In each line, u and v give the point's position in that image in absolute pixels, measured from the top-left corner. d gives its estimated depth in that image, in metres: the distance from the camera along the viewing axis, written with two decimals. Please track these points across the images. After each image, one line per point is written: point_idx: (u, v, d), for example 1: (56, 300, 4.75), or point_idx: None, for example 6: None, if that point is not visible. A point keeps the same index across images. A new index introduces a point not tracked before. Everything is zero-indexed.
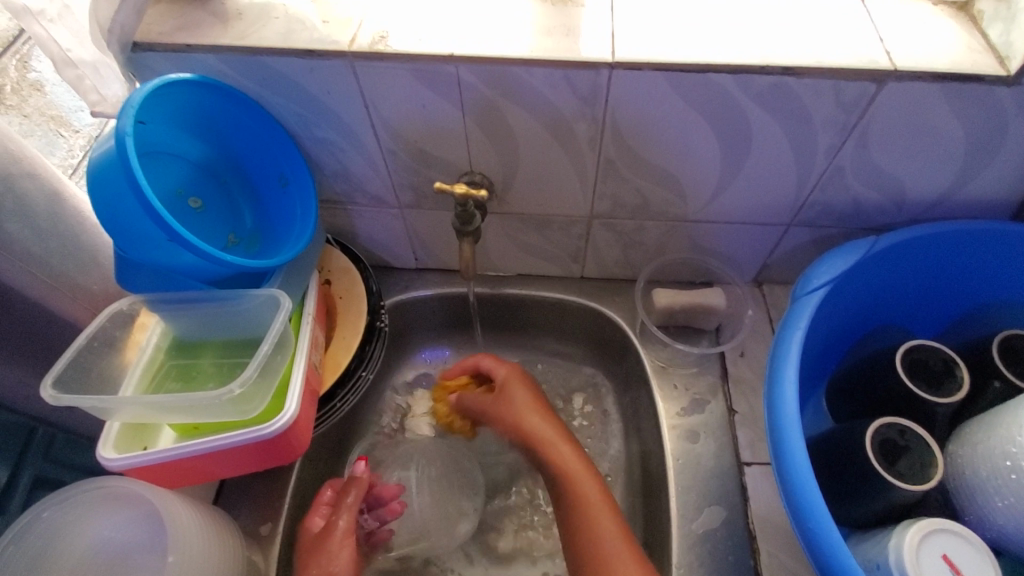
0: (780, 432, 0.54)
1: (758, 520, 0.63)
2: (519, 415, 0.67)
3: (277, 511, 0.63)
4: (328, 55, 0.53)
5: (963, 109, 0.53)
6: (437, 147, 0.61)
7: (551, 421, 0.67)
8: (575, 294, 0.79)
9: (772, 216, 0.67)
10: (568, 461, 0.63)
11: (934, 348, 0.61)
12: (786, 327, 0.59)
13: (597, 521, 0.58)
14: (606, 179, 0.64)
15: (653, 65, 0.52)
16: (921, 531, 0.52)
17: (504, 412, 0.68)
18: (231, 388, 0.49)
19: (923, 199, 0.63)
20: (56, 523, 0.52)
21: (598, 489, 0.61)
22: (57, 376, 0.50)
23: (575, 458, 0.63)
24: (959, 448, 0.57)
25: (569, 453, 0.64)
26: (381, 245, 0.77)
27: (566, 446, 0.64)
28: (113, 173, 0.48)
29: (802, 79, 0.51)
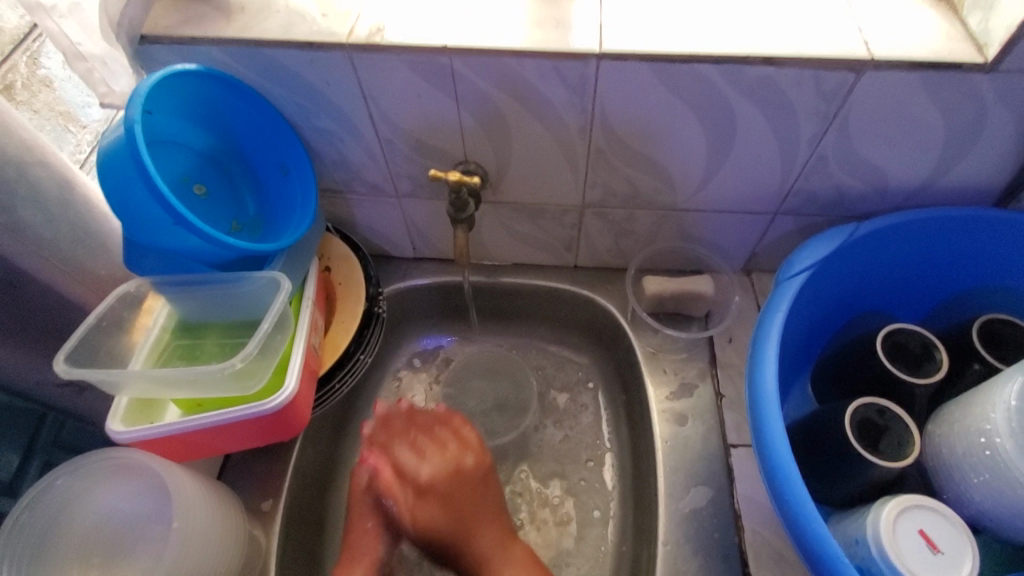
0: (762, 411, 0.56)
1: (743, 499, 0.64)
2: (419, 474, 0.70)
3: (278, 489, 0.65)
4: (327, 46, 0.55)
5: (940, 98, 0.55)
6: (432, 136, 0.64)
7: (474, 480, 0.70)
8: (568, 283, 0.81)
9: (758, 204, 0.69)
10: (467, 510, 0.68)
11: (915, 332, 0.63)
12: (770, 310, 0.61)
13: (485, 551, 0.66)
14: (596, 169, 0.66)
15: (639, 55, 0.53)
16: (898, 507, 0.54)
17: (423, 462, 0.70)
18: (233, 364, 0.51)
19: (905, 187, 0.65)
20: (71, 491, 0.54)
21: (496, 529, 0.68)
22: (69, 352, 0.52)
23: (483, 509, 0.68)
24: (938, 427, 0.59)
25: (468, 493, 0.69)
26: (379, 234, 0.79)
27: (474, 492, 0.69)
28: (121, 159, 0.50)
29: (783, 69, 0.53)
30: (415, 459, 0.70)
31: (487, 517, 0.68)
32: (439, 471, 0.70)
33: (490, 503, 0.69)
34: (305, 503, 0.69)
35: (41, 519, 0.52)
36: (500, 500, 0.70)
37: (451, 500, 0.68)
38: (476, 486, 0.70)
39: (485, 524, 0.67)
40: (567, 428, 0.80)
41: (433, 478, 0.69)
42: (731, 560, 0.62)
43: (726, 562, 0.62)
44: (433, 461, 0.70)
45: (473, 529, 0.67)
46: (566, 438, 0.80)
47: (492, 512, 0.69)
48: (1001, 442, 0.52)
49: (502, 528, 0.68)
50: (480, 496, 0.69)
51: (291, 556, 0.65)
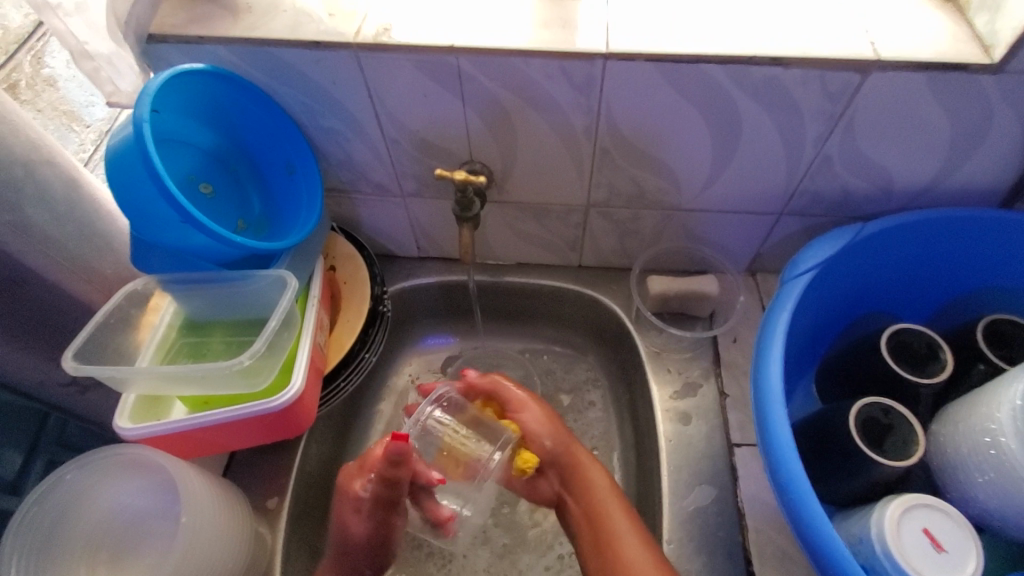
0: (767, 410, 0.56)
1: (747, 499, 0.65)
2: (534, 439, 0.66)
3: (283, 486, 0.65)
4: (334, 45, 0.55)
5: (946, 98, 0.55)
6: (438, 136, 0.64)
7: (540, 409, 0.68)
8: (572, 282, 0.81)
9: (763, 204, 0.69)
10: (593, 484, 0.63)
11: (919, 332, 0.63)
12: (774, 310, 0.61)
13: (624, 545, 0.57)
14: (601, 169, 0.66)
15: (646, 55, 0.54)
16: (902, 505, 0.54)
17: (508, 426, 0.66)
18: (241, 361, 0.52)
19: (910, 187, 0.65)
20: (81, 484, 0.55)
21: (606, 478, 0.64)
22: (76, 350, 0.53)
23: (614, 498, 0.62)
24: (942, 427, 0.59)
25: (599, 475, 0.64)
26: (383, 233, 0.79)
27: (599, 472, 0.64)
28: (130, 157, 0.50)
29: (789, 69, 0.53)
30: (535, 433, 0.66)
31: (592, 464, 0.65)
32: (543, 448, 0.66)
33: (622, 502, 0.62)
34: (311, 501, 0.69)
35: (53, 510, 0.53)
36: (616, 489, 0.64)
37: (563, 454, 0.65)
38: (575, 449, 0.66)
39: (624, 529, 0.59)
40: (571, 422, 0.81)
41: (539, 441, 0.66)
42: (735, 559, 0.62)
43: (730, 560, 0.62)
44: (536, 427, 0.66)
45: (614, 534, 0.59)
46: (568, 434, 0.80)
47: (624, 508, 0.61)
48: (1006, 442, 0.52)
49: (642, 537, 0.58)
50: (600, 470, 0.65)
51: (296, 554, 0.65)
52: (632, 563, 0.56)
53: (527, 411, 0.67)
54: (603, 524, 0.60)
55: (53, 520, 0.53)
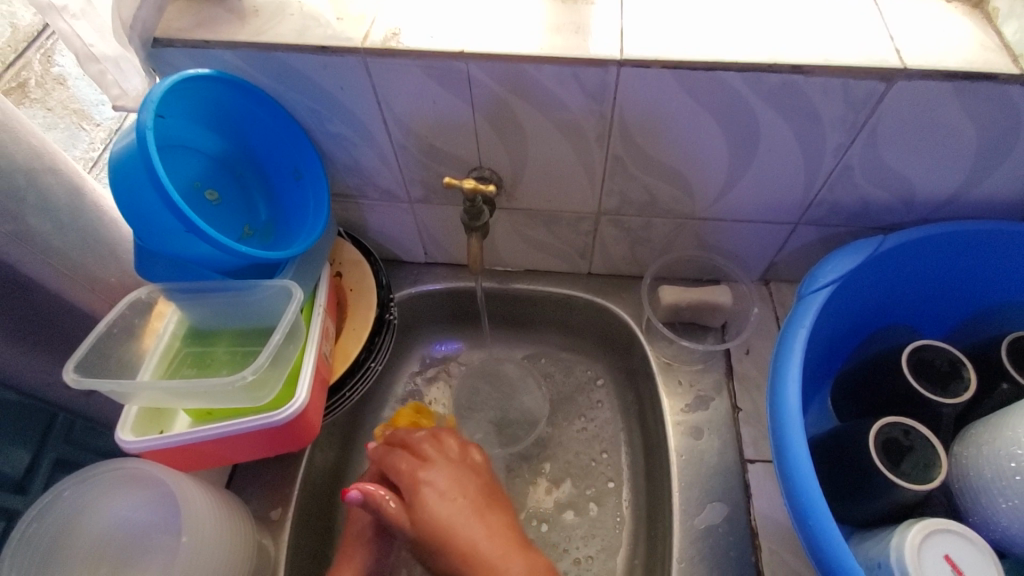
0: (782, 430, 0.54)
1: (760, 516, 0.63)
2: (416, 471, 0.66)
3: (287, 497, 0.65)
4: (341, 51, 0.54)
5: (974, 108, 0.53)
6: (447, 142, 0.62)
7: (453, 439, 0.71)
8: (581, 290, 0.80)
9: (780, 213, 0.67)
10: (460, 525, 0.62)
11: (941, 349, 0.61)
12: (791, 326, 0.59)
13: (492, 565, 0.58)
14: (613, 176, 0.64)
15: (660, 62, 0.52)
16: (923, 531, 0.52)
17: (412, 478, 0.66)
18: (243, 377, 0.51)
19: (932, 198, 0.63)
20: (76, 502, 0.54)
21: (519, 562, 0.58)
22: (78, 360, 0.52)
23: (523, 560, 0.59)
24: (965, 449, 0.58)
25: (459, 482, 0.66)
26: (391, 239, 0.78)
27: (501, 513, 0.64)
28: (132, 164, 0.49)
29: (810, 77, 0.52)
30: (425, 457, 0.68)
31: (474, 502, 0.64)
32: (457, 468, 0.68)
33: (517, 542, 0.61)
34: (315, 513, 0.68)
35: (50, 529, 0.53)
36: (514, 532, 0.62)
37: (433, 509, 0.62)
38: (489, 511, 0.64)
39: (507, 562, 0.58)
40: (579, 420, 0.81)
41: (438, 471, 0.66)
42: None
43: None
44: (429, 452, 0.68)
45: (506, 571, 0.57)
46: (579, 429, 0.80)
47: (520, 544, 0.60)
48: None
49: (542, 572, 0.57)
50: (487, 516, 0.63)
51: (300, 564, 0.64)
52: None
53: (425, 483, 0.65)
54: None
55: (51, 537, 0.53)
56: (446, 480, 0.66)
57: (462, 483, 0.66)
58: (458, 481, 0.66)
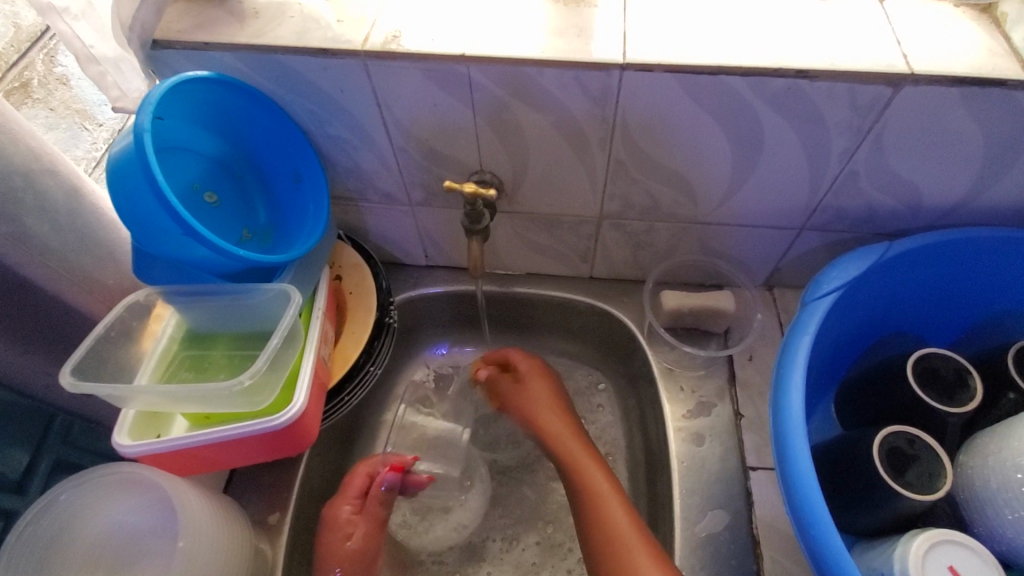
0: (785, 438, 0.53)
1: (762, 525, 0.62)
2: (528, 398, 0.73)
3: (285, 501, 0.64)
4: (341, 53, 0.53)
5: (983, 114, 0.52)
6: (448, 145, 0.62)
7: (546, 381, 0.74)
8: (583, 294, 0.79)
9: (785, 218, 0.66)
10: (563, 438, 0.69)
11: (946, 357, 0.60)
12: (795, 333, 0.59)
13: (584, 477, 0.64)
14: (615, 180, 0.64)
15: (664, 66, 0.51)
16: (928, 542, 0.51)
17: (523, 401, 0.73)
18: (241, 381, 0.50)
19: (938, 205, 0.62)
20: (82, 498, 0.55)
21: (608, 482, 0.63)
22: (75, 364, 0.52)
23: (584, 450, 0.67)
24: (970, 459, 0.57)
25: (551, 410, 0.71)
26: (391, 242, 0.78)
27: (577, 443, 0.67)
28: (130, 167, 0.49)
29: (816, 81, 0.51)
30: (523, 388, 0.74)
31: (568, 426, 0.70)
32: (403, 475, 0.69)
33: (593, 452, 0.67)
34: (313, 518, 0.68)
35: (53, 523, 0.53)
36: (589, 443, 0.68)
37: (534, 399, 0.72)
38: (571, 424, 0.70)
39: (598, 479, 0.63)
40: (580, 425, 0.80)
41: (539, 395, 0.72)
42: None
43: None
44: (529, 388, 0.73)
45: (589, 475, 0.64)
46: None
47: (597, 458, 0.66)
48: None
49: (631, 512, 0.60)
50: (559, 416, 0.71)
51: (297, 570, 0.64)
52: (614, 520, 0.59)
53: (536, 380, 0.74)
54: (580, 473, 0.65)
55: (52, 533, 0.53)
56: (548, 396, 0.72)
57: (553, 397, 0.73)
58: (549, 403, 0.72)
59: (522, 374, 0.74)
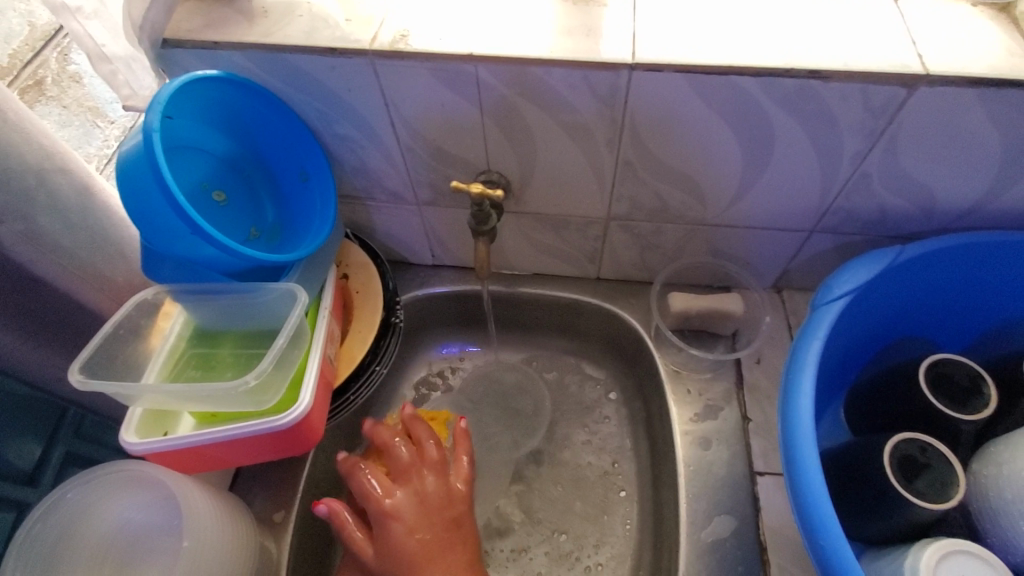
0: (793, 443, 0.53)
1: (769, 530, 0.62)
2: (421, 497, 0.64)
3: (291, 499, 0.65)
4: (349, 53, 0.53)
5: (1001, 115, 0.51)
6: (454, 145, 0.62)
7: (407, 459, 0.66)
8: (589, 295, 0.79)
9: (794, 220, 0.65)
10: (429, 568, 0.60)
11: (962, 363, 0.59)
12: (805, 337, 0.58)
13: None
14: (623, 182, 0.63)
15: (673, 66, 0.51)
16: (939, 551, 0.51)
17: (377, 517, 0.63)
18: (246, 382, 0.51)
19: (953, 208, 0.61)
20: (97, 492, 0.56)
21: None
22: (84, 362, 0.52)
23: (433, 556, 0.61)
24: (984, 467, 0.57)
25: (407, 499, 0.63)
26: (398, 241, 0.78)
27: (414, 539, 0.61)
28: (139, 166, 0.49)
29: (829, 82, 0.50)
30: (422, 479, 0.65)
31: (433, 536, 0.62)
32: (418, 502, 0.64)
33: (457, 558, 0.62)
34: (318, 516, 0.68)
35: (66, 514, 0.54)
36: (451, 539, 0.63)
37: (397, 510, 0.62)
38: (452, 534, 0.63)
39: None
40: (586, 426, 0.80)
41: (408, 520, 0.62)
42: None
43: None
44: (406, 464, 0.66)
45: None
46: (585, 434, 0.79)
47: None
48: None
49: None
50: (411, 496, 0.64)
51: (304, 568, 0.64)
52: None
53: (399, 491, 0.64)
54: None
55: (65, 524, 0.54)
56: (415, 510, 0.63)
57: (422, 506, 0.64)
58: (433, 506, 0.64)
59: (391, 479, 0.65)
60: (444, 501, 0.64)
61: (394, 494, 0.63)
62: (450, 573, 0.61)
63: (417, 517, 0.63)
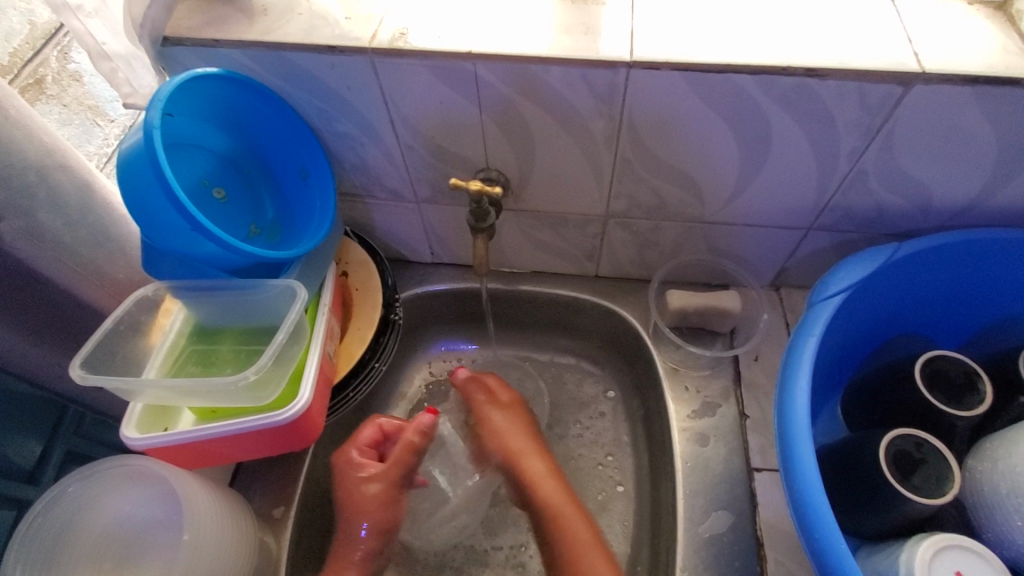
0: (790, 439, 0.53)
1: (765, 526, 0.62)
2: (504, 438, 0.71)
3: (290, 495, 0.65)
4: (349, 51, 0.53)
5: (997, 113, 0.51)
6: (454, 142, 0.62)
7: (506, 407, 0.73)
8: (588, 292, 0.79)
9: (792, 218, 0.65)
10: (537, 475, 0.68)
11: (957, 360, 0.59)
12: (802, 333, 0.58)
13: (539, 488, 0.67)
14: (622, 179, 0.64)
15: (671, 64, 0.51)
16: (934, 546, 0.51)
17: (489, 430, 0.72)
18: (246, 376, 0.51)
19: (950, 206, 0.61)
20: (97, 488, 0.56)
21: (557, 487, 0.67)
22: (84, 358, 0.52)
23: (546, 467, 0.68)
24: (979, 462, 0.57)
25: (514, 426, 0.71)
26: (397, 239, 0.78)
27: (536, 459, 0.69)
28: (139, 163, 0.49)
29: (825, 80, 0.50)
30: (505, 426, 0.71)
31: (536, 452, 0.70)
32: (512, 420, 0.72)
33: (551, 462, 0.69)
34: (317, 513, 0.68)
35: (67, 510, 0.55)
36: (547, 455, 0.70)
37: (490, 421, 0.72)
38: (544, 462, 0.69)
39: (572, 515, 0.64)
40: (584, 423, 0.80)
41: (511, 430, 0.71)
42: None
43: None
44: (502, 419, 0.72)
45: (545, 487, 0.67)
46: (583, 431, 0.79)
47: (572, 500, 0.66)
48: None
49: (589, 523, 0.64)
50: (513, 414, 0.73)
51: (302, 564, 0.64)
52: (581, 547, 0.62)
53: (495, 410, 0.73)
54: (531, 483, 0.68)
55: (65, 520, 0.54)
56: (516, 420, 0.72)
57: (519, 417, 0.73)
58: (517, 430, 0.71)
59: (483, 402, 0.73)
60: (522, 423, 0.72)
61: (489, 419, 0.72)
62: (560, 485, 0.67)
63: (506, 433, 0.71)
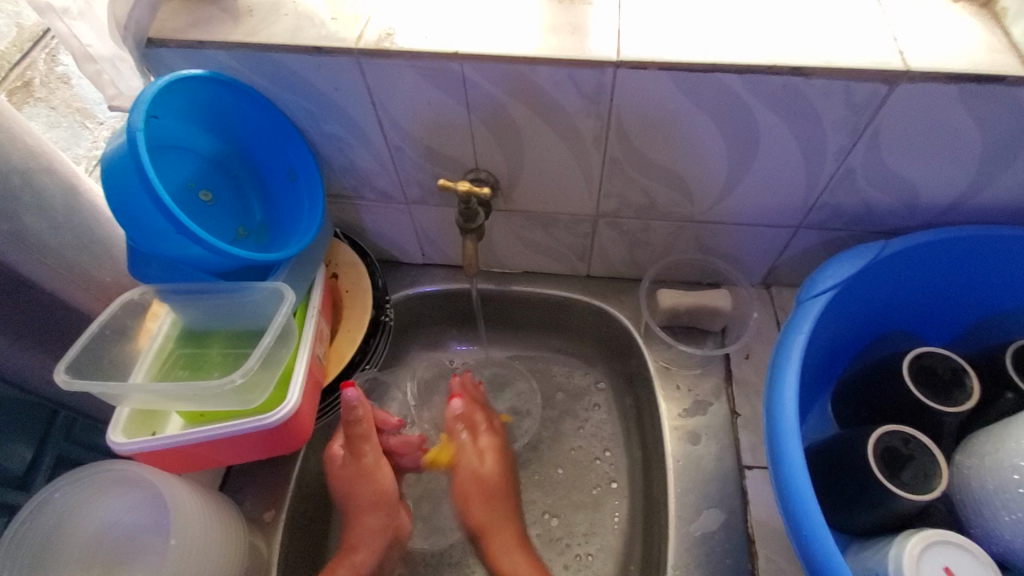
0: (779, 437, 0.53)
1: (757, 523, 0.62)
2: (479, 479, 0.72)
3: (280, 498, 0.65)
4: (335, 52, 0.53)
5: (981, 111, 0.51)
6: (443, 143, 0.62)
7: (490, 436, 0.74)
8: (580, 292, 0.79)
9: (781, 216, 0.66)
10: (489, 521, 0.69)
11: (943, 356, 0.60)
12: (790, 331, 0.58)
13: (496, 547, 0.68)
14: (611, 178, 0.64)
15: (658, 64, 0.51)
16: (923, 542, 0.51)
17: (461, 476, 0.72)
18: (233, 380, 0.51)
19: (936, 203, 0.62)
20: (85, 491, 0.56)
21: (518, 552, 0.67)
22: (69, 362, 0.52)
23: (505, 516, 0.70)
24: (967, 458, 0.57)
25: (490, 464, 0.72)
26: (388, 240, 0.78)
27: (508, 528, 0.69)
28: (123, 165, 0.49)
29: (811, 79, 0.51)
30: (481, 455, 0.73)
31: (502, 525, 0.69)
32: (490, 475, 0.72)
33: (518, 529, 0.69)
34: (309, 516, 0.68)
35: (54, 513, 0.54)
36: (512, 506, 0.71)
37: (470, 468, 0.72)
38: (496, 505, 0.70)
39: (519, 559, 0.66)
40: (577, 423, 0.80)
41: (489, 485, 0.71)
42: None
43: None
44: (473, 463, 0.72)
45: (501, 523, 0.69)
46: (577, 431, 0.79)
47: (520, 539, 0.69)
48: None
49: (531, 557, 0.67)
50: (490, 462, 0.72)
51: (294, 566, 0.64)
52: None
53: (479, 442, 0.74)
54: (496, 555, 0.67)
55: (53, 523, 0.54)
56: (489, 471, 0.72)
57: (501, 467, 0.73)
58: (491, 485, 0.71)
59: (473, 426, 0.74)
60: (499, 482, 0.72)
61: (467, 454, 0.73)
62: (524, 549, 0.68)
63: (494, 476, 0.72)
